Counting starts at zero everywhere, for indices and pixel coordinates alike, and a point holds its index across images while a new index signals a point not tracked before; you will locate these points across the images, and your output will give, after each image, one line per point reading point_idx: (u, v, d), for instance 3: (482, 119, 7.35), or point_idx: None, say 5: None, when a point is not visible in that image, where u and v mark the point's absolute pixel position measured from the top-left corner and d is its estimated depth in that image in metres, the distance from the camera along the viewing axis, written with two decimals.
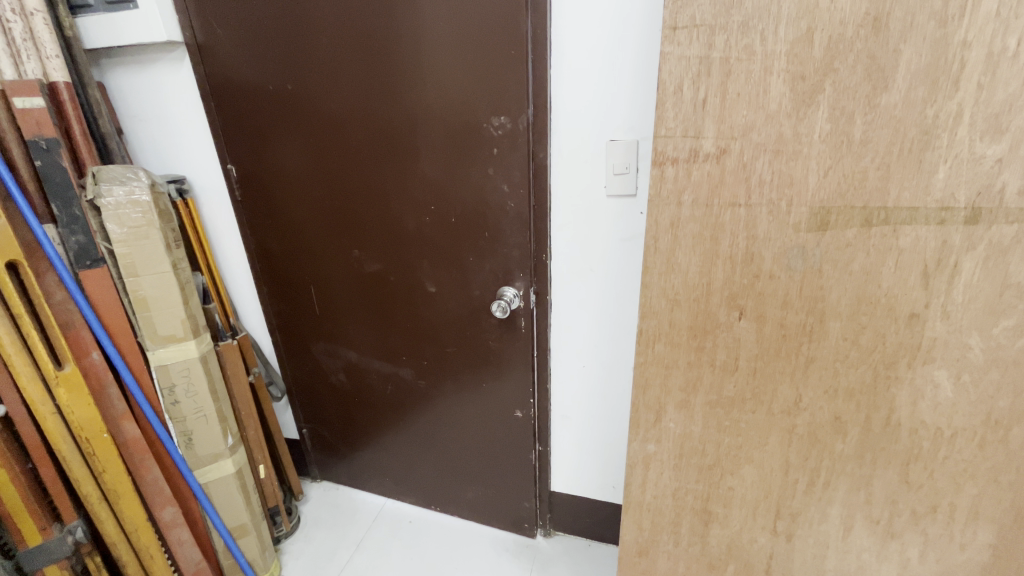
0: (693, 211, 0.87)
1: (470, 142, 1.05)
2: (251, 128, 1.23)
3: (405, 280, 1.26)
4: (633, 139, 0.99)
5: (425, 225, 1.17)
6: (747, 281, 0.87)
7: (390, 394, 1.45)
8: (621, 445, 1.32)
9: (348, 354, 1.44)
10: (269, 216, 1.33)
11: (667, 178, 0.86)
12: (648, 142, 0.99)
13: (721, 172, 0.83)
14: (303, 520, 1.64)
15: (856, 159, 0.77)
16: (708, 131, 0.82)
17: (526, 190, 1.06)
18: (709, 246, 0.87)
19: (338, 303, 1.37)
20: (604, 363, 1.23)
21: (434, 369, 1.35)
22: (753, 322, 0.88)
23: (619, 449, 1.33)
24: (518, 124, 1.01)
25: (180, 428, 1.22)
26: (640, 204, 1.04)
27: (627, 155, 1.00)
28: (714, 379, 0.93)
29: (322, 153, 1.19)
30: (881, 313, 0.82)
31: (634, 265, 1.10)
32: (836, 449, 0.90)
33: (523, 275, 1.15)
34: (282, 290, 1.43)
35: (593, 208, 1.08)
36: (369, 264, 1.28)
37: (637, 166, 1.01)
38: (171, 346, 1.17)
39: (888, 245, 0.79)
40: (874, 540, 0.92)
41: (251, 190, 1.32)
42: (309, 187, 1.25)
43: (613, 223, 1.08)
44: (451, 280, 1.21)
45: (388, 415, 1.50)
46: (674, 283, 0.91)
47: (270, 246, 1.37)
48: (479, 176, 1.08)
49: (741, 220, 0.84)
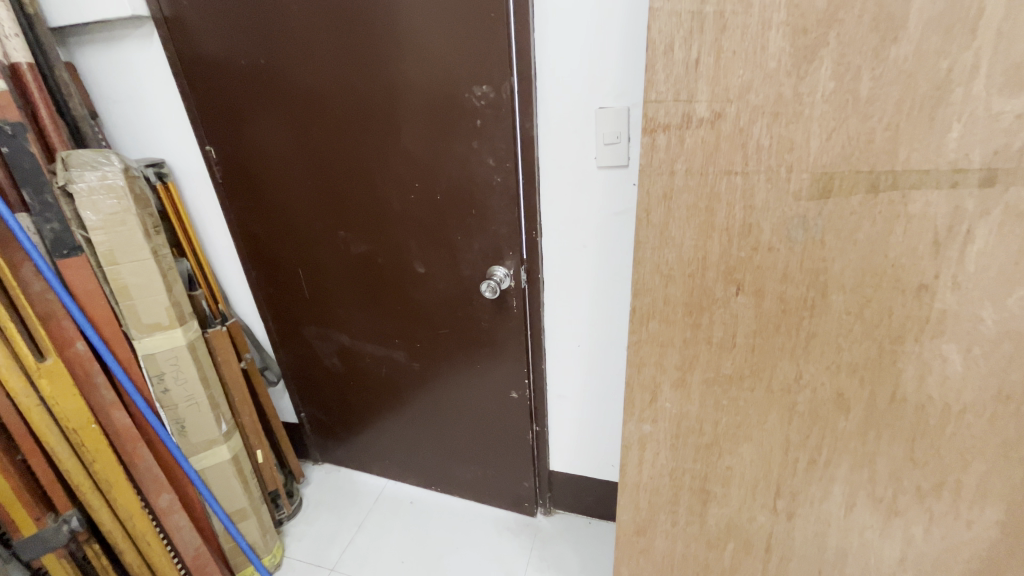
0: (687, 180, 0.82)
1: (452, 115, 1.00)
2: (225, 106, 1.18)
3: (394, 261, 1.22)
4: (624, 105, 0.93)
5: (411, 206, 1.13)
6: (745, 254, 0.82)
7: (385, 377, 1.44)
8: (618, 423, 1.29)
9: (340, 338, 1.42)
10: (252, 198, 1.29)
11: (659, 147, 0.81)
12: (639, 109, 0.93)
13: (715, 138, 0.78)
14: (305, 502, 1.65)
15: (862, 119, 0.71)
16: (701, 94, 0.77)
17: (514, 163, 1.01)
18: (704, 218, 0.83)
19: (327, 286, 1.35)
20: (600, 342, 1.20)
21: (428, 350, 1.32)
22: (751, 298, 0.84)
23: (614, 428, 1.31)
24: (502, 93, 0.95)
25: (172, 416, 1.21)
26: (632, 175, 0.99)
27: (617, 124, 0.95)
28: (711, 356, 0.89)
29: (301, 131, 1.14)
30: (887, 284, 0.77)
31: (627, 240, 1.05)
32: (837, 427, 0.86)
33: (514, 253, 1.10)
34: (270, 274, 1.40)
35: (583, 180, 1.03)
36: (355, 246, 1.24)
37: (628, 135, 0.95)
38: (157, 334, 1.15)
39: (896, 213, 0.74)
40: (877, 518, 0.89)
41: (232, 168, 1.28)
42: (290, 168, 1.21)
43: (605, 197, 1.02)
44: (439, 260, 1.17)
45: (385, 398, 1.48)
46: (667, 258, 0.86)
47: (255, 230, 1.34)
48: (463, 152, 1.03)
49: (737, 189, 0.80)
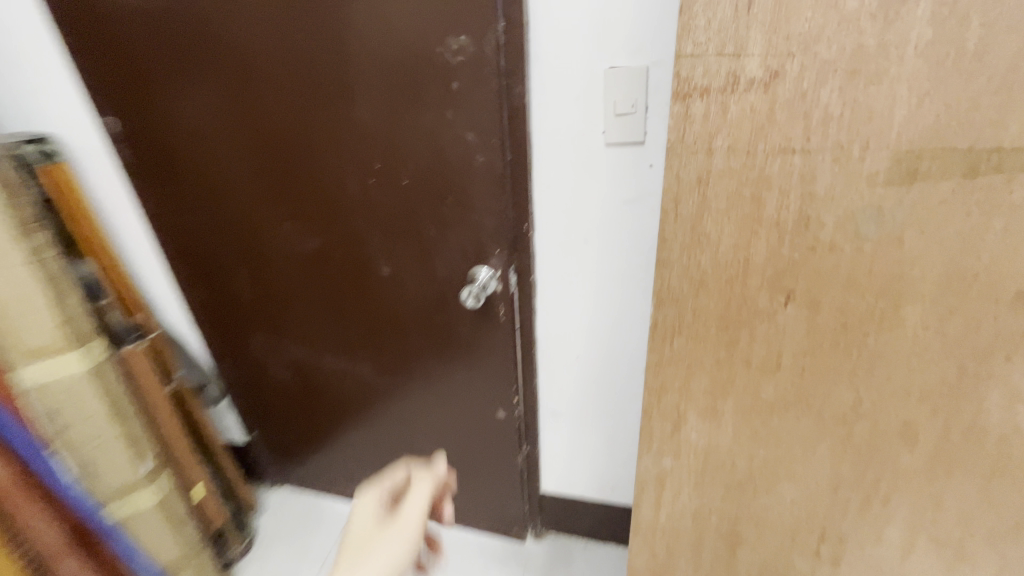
0: (729, 162, 0.63)
1: (418, 75, 0.77)
2: (124, 64, 0.92)
3: (353, 260, 1.00)
4: (643, 65, 0.73)
5: (372, 193, 0.91)
6: (800, 255, 0.65)
7: (350, 393, 1.23)
8: (634, 442, 1.11)
9: (293, 349, 1.20)
10: (173, 183, 1.04)
11: (694, 118, 0.63)
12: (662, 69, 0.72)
13: (768, 106, 0.60)
14: (260, 536, 1.44)
15: (966, 80, 0.54)
16: (753, 46, 0.58)
17: (500, 139, 0.79)
18: (749, 210, 0.65)
19: (274, 290, 1.11)
20: (605, 354, 1.02)
21: (399, 364, 1.12)
22: (803, 310, 0.67)
23: (628, 448, 1.13)
24: (484, 47, 0.73)
25: (76, 459, 0.98)
26: (650, 155, 0.78)
27: (632, 90, 0.74)
28: (749, 380, 0.73)
29: (228, 96, 0.89)
30: (977, 293, 0.61)
31: (641, 235, 0.85)
32: (900, 462, 0.71)
33: (501, 250, 0.89)
34: (203, 275, 1.16)
35: (586, 162, 0.82)
36: (306, 242, 1.01)
37: (647, 103, 0.75)
38: (46, 361, 0.92)
39: (998, 203, 0.57)
40: (938, 563, 0.76)
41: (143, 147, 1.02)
42: (218, 144, 0.96)
43: (615, 183, 0.82)
44: (408, 258, 0.96)
45: (350, 416, 1.28)
46: (700, 260, 0.69)
47: (180, 221, 1.09)
48: (435, 123, 0.81)
49: (793, 173, 0.62)
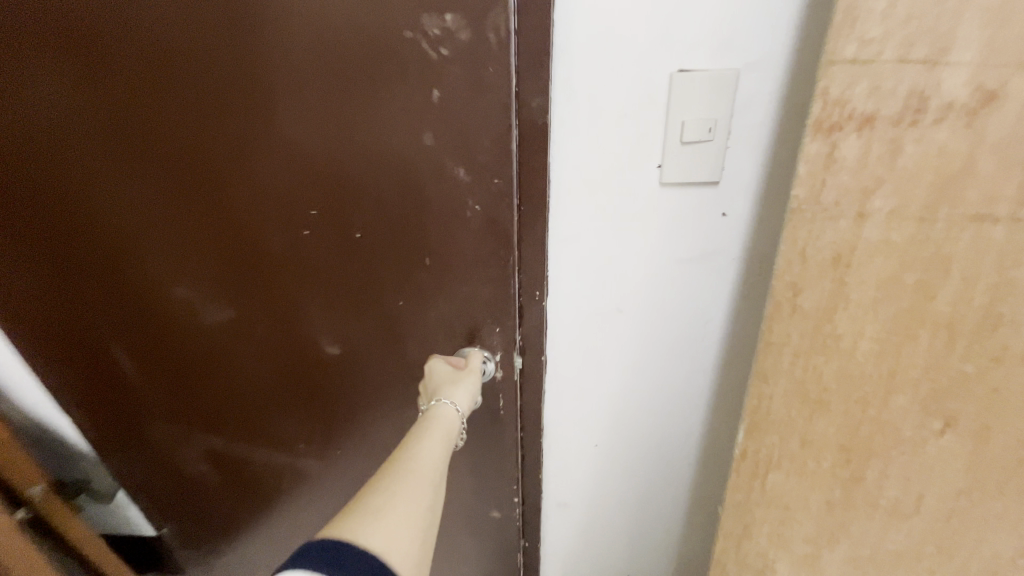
0: (886, 235, 0.40)
1: (369, 71, 0.49)
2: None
3: (284, 334, 0.70)
4: (731, 70, 0.46)
5: (303, 245, 0.61)
6: (975, 368, 0.42)
7: (284, 496, 0.91)
8: (703, 547, 0.85)
9: (206, 440, 0.88)
10: (2, 223, 0.70)
11: (839, 168, 0.39)
12: (759, 76, 0.47)
13: (966, 146, 0.36)
14: None
15: None
16: (956, 54, 0.34)
17: (508, 179, 0.51)
18: (906, 304, 0.42)
19: (172, 368, 0.79)
20: (639, 445, 0.77)
21: (352, 466, 0.82)
22: (964, 439, 0.45)
23: (672, 551, 0.88)
24: (484, 36, 0.45)
25: None
26: (724, 199, 0.54)
27: (711, 107, 0.48)
28: (873, 527, 0.51)
29: (76, 95, 0.58)
30: None
31: (698, 304, 0.61)
32: None
33: (504, 329, 0.62)
34: (66, 347, 0.82)
35: (631, 207, 0.55)
36: (212, 308, 0.71)
37: (728, 127, 0.49)
38: None
39: None
40: None
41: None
42: (65, 167, 0.63)
43: (670, 237, 0.57)
44: (364, 335, 0.67)
45: (287, 522, 0.95)
46: (822, 375, 0.46)
47: (22, 277, 0.75)
48: (400, 148, 0.52)
49: (984, 246, 0.38)
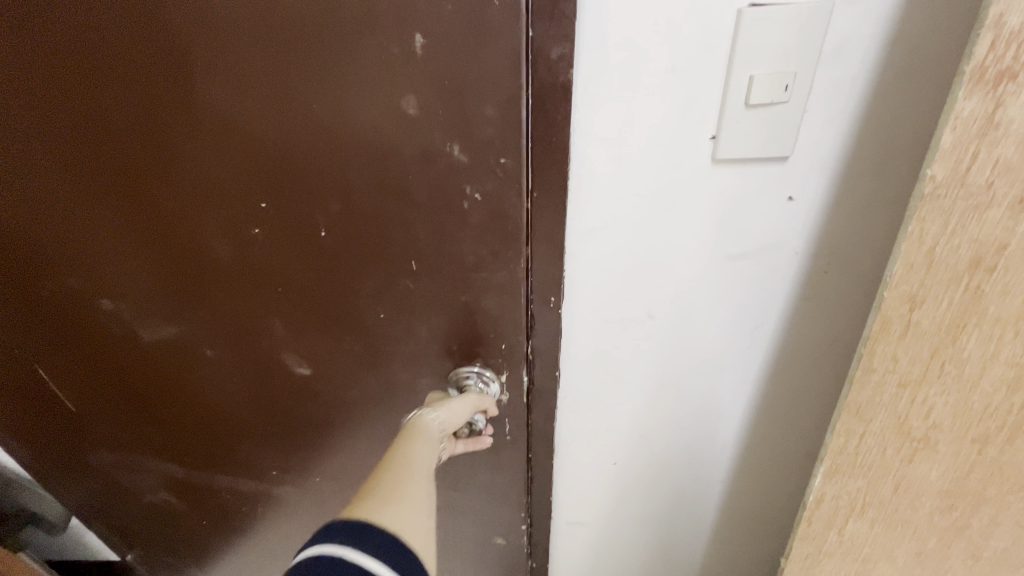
0: None
1: (320, 14, 0.35)
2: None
3: (241, 352, 0.58)
4: (824, 1, 0.34)
5: (255, 248, 0.49)
6: None
7: (258, 528, 0.79)
8: (732, 567, 0.77)
9: (162, 467, 0.76)
10: None
11: (997, 143, 0.27)
12: (857, 12, 0.35)
13: None
14: None
15: None
16: None
17: (519, 158, 0.39)
18: None
19: (111, 390, 0.67)
20: (664, 467, 0.66)
21: (332, 499, 0.70)
22: None
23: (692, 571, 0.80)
24: None
25: None
26: (793, 179, 0.42)
27: (792, 55, 0.36)
28: None
29: None
30: None
31: (749, 308, 0.50)
32: None
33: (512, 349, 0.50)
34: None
35: (673, 191, 0.43)
36: (150, 325, 0.58)
37: (812, 83, 0.37)
38: None
39: None
40: None
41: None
42: None
43: (721, 228, 0.45)
44: (339, 353, 0.54)
45: (264, 555, 0.84)
46: (930, 411, 0.36)
47: None
48: (370, 121, 0.39)
49: None
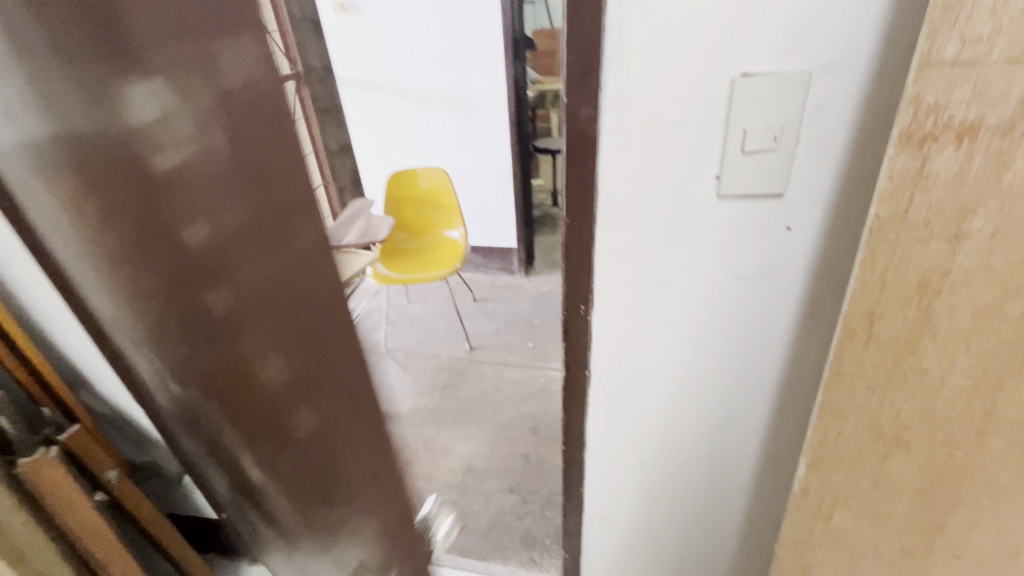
0: (983, 262, 0.35)
1: (112, 143, 0.45)
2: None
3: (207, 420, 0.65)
4: (801, 72, 0.43)
5: (208, 323, 0.58)
6: None
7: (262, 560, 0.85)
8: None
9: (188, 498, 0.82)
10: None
11: (926, 187, 0.34)
12: (834, 79, 0.43)
13: None
14: None
15: None
16: None
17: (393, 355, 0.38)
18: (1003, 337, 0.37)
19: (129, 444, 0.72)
20: (686, 466, 0.73)
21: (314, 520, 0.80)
22: None
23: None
24: None
25: None
26: (790, 212, 0.49)
27: (780, 113, 0.44)
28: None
29: None
30: None
31: (759, 324, 0.57)
32: None
33: None
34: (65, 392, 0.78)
35: (684, 222, 0.52)
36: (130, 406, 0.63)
37: (799, 134, 0.45)
38: None
39: None
40: None
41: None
42: None
43: (728, 250, 0.53)
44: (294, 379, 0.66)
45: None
46: (899, 413, 0.41)
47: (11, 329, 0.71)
48: (156, 225, 0.50)
49: None
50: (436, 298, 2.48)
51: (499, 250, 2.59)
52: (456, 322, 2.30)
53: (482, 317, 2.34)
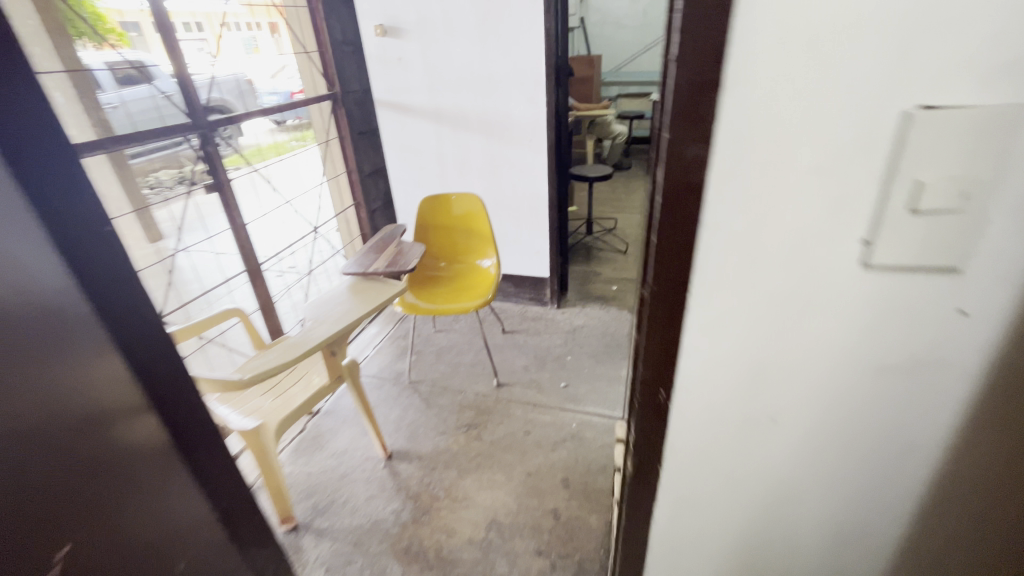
0: None
1: None
2: (98, 231, 0.44)
3: None
4: (1009, 102, 0.31)
5: None
6: None
7: None
8: None
9: None
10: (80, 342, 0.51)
11: None
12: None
13: None
14: None
15: None
16: None
17: None
18: None
19: None
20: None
21: None
22: None
23: None
24: None
25: None
26: (967, 288, 0.37)
27: (971, 160, 0.32)
28: None
29: None
30: None
31: (904, 424, 0.44)
32: None
33: None
34: None
35: (814, 296, 0.39)
36: None
37: (995, 186, 0.33)
38: None
39: None
40: None
41: (102, 263, 0.44)
42: None
43: (866, 335, 0.40)
44: None
45: None
46: None
47: None
48: None
49: None
50: (464, 329, 2.39)
51: (531, 280, 2.48)
52: (484, 355, 2.19)
53: (512, 351, 2.22)
